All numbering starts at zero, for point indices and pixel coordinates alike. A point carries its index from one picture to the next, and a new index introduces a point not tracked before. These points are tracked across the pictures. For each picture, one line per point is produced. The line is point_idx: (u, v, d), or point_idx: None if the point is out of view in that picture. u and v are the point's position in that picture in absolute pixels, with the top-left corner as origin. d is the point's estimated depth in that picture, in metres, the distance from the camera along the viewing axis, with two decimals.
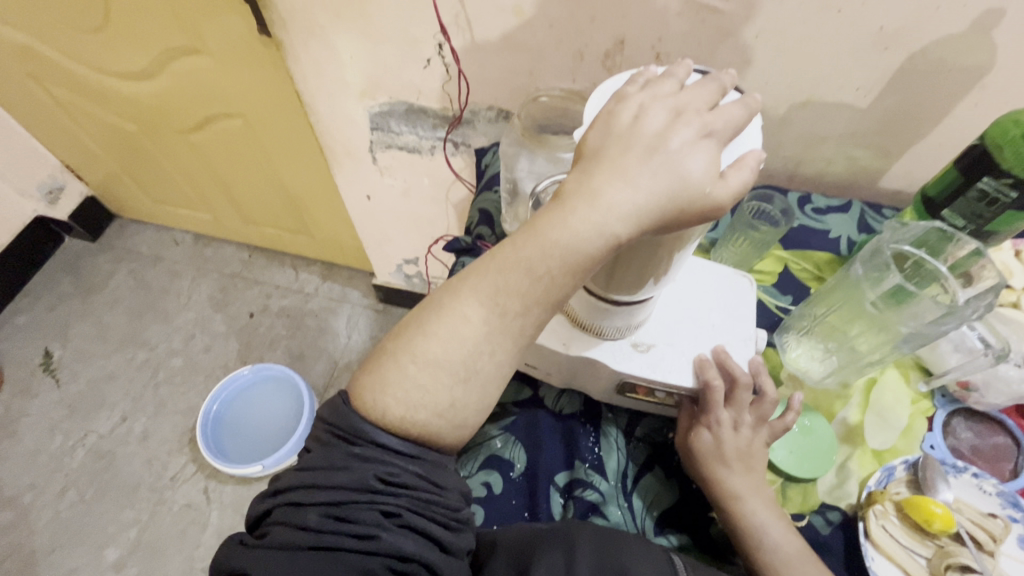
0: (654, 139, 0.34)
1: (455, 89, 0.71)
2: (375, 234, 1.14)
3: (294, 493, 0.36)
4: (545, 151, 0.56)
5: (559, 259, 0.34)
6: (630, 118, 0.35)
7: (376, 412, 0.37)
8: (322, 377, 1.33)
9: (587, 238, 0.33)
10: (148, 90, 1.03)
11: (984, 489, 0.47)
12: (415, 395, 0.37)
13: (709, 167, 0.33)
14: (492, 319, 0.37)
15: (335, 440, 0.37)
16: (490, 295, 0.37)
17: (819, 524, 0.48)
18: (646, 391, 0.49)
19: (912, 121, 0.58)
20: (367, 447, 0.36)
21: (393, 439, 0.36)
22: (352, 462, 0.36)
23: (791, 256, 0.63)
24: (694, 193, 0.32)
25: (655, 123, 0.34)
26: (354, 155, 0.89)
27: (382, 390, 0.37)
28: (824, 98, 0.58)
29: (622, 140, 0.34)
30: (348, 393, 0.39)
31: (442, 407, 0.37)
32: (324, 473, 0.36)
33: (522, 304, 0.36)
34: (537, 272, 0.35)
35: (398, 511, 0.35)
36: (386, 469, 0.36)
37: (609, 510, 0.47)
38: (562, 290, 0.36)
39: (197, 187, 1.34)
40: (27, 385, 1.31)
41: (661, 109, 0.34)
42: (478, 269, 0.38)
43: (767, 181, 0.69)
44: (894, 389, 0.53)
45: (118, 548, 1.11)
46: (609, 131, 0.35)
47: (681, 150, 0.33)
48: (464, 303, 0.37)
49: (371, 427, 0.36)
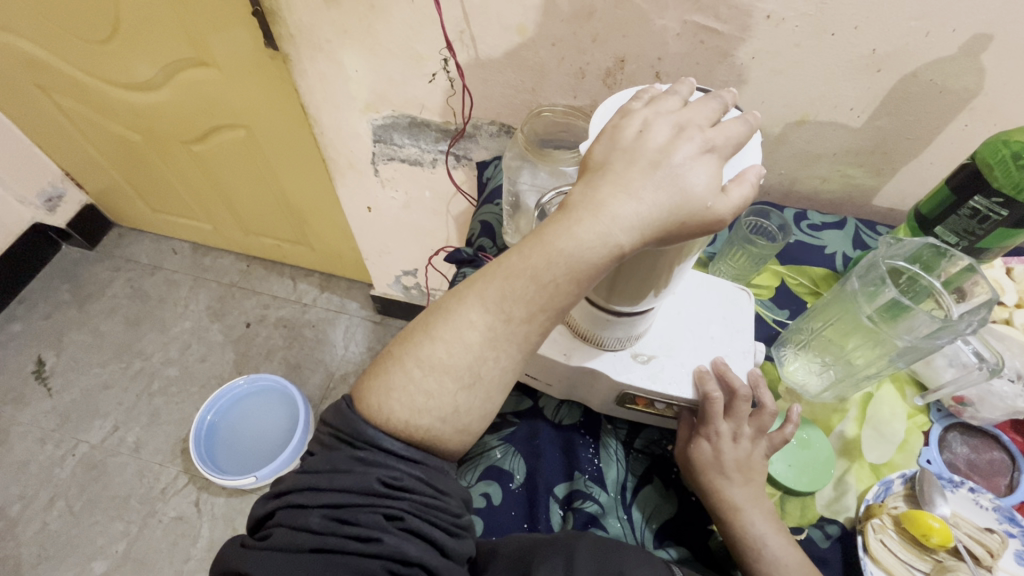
0: (657, 153, 0.34)
1: (458, 104, 0.72)
2: (375, 245, 1.14)
3: (297, 495, 0.36)
4: (547, 166, 0.57)
5: (565, 268, 0.35)
6: (634, 132, 0.36)
7: (380, 415, 0.37)
8: (318, 388, 1.32)
9: (592, 248, 0.34)
10: (152, 100, 1.04)
11: (980, 504, 0.48)
12: (420, 399, 0.37)
13: (711, 181, 0.33)
14: (498, 325, 0.37)
15: (338, 444, 0.38)
16: (494, 302, 0.37)
17: (818, 537, 0.48)
18: (646, 402, 0.49)
19: (903, 142, 0.60)
20: (370, 451, 0.36)
21: (396, 443, 0.37)
22: (355, 465, 0.36)
23: (787, 271, 0.64)
24: (696, 207, 0.33)
25: (658, 137, 0.35)
26: (356, 168, 0.90)
27: (386, 394, 0.37)
28: (819, 117, 0.59)
29: (627, 153, 0.35)
30: (352, 397, 0.39)
31: (446, 412, 0.37)
32: (328, 476, 0.36)
33: (526, 311, 0.37)
34: (543, 279, 0.36)
35: (400, 515, 0.35)
36: (389, 473, 0.36)
37: (609, 521, 0.47)
38: (566, 298, 0.36)
39: (197, 196, 1.35)
40: (19, 394, 1.30)
41: (665, 125, 0.35)
42: (483, 276, 0.39)
43: (763, 197, 0.70)
44: (889, 403, 0.54)
45: (106, 560, 1.09)
46: (615, 144, 0.36)
47: (684, 164, 0.34)
48: (470, 311, 0.38)
49: (374, 431, 0.37)
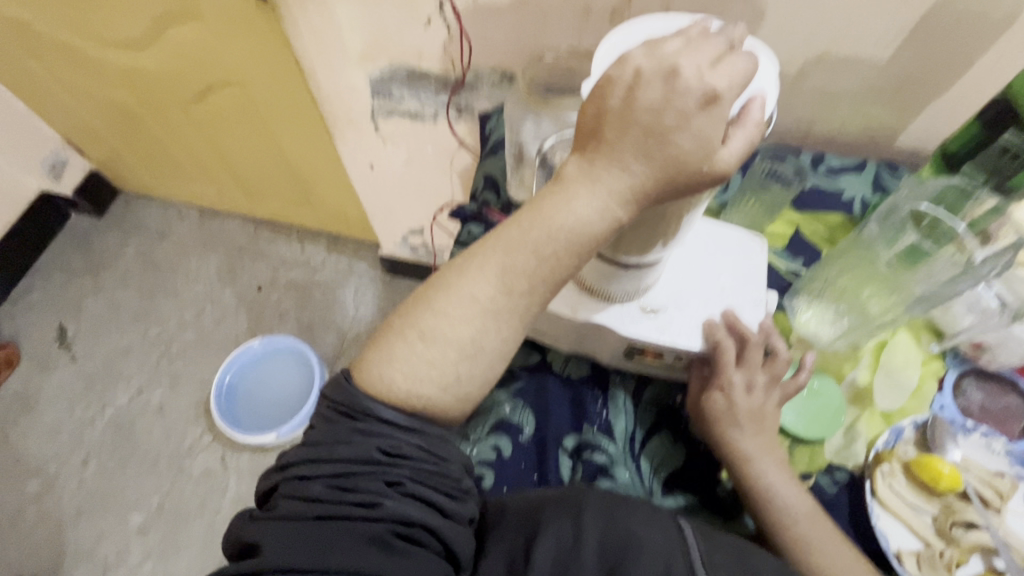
0: (649, 116, 0.32)
1: (457, 51, 0.69)
2: (380, 204, 1.12)
3: (299, 467, 0.36)
4: (550, 112, 0.55)
5: (565, 243, 0.35)
6: (624, 88, 0.33)
7: (380, 385, 0.37)
8: (332, 348, 1.35)
9: (594, 224, 0.35)
10: (144, 59, 1.01)
11: (993, 448, 0.48)
12: (422, 370, 0.37)
13: (704, 141, 0.32)
14: (499, 299, 0.37)
15: (338, 416, 0.38)
16: (494, 273, 0.37)
17: (826, 483, 0.48)
18: (655, 354, 0.48)
19: (931, 76, 0.56)
20: (368, 422, 0.37)
21: (394, 413, 0.37)
22: (356, 436, 0.36)
23: (802, 218, 0.61)
24: (692, 170, 0.32)
25: (650, 93, 0.32)
26: (356, 124, 0.88)
27: (388, 364, 0.38)
28: (841, 52, 0.55)
29: (619, 114, 0.33)
30: (351, 370, 0.40)
31: (447, 381, 0.37)
32: (329, 447, 0.36)
33: (528, 286, 0.37)
34: (544, 254, 0.36)
35: (400, 480, 0.36)
36: (387, 442, 0.36)
37: (617, 471, 0.48)
38: (566, 271, 0.36)
39: (199, 159, 1.33)
40: (45, 360, 1.34)
41: (656, 75, 0.32)
42: (483, 249, 0.38)
43: (778, 141, 0.67)
44: (904, 349, 0.53)
45: (142, 513, 1.15)
46: (605, 104, 0.33)
47: (679, 121, 0.32)
48: (470, 281, 0.37)
49: (372, 402, 0.37)
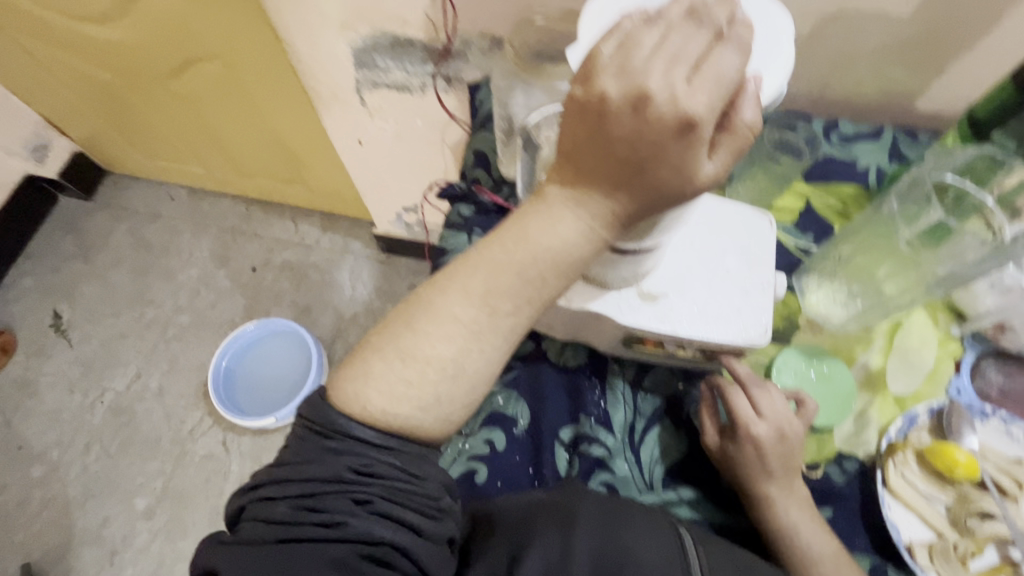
0: (625, 143, 0.29)
1: (441, 14, 0.64)
2: (371, 180, 1.08)
3: (266, 488, 0.34)
4: (542, 82, 0.52)
5: (549, 262, 0.33)
6: (596, 112, 0.29)
7: (357, 404, 0.34)
8: (330, 329, 1.33)
9: (576, 245, 0.33)
10: (116, 33, 0.95)
11: (1012, 434, 0.46)
12: (400, 387, 0.34)
13: (687, 167, 0.29)
14: (483, 318, 0.34)
15: (309, 434, 0.35)
16: (478, 293, 0.34)
17: (835, 473, 0.46)
18: (655, 343, 0.46)
19: (957, 33, 0.51)
20: (341, 440, 0.34)
21: (367, 430, 0.34)
22: (326, 455, 0.34)
23: (814, 190, 0.57)
24: (674, 194, 0.30)
25: (624, 121, 0.29)
26: (340, 97, 0.83)
27: (364, 384, 0.35)
28: (859, 7, 0.50)
29: (596, 140, 0.30)
30: (326, 387, 0.36)
31: (427, 402, 0.34)
32: (297, 467, 0.34)
33: (514, 305, 0.34)
34: (529, 275, 0.34)
35: (370, 499, 0.33)
36: (358, 460, 0.34)
37: (616, 463, 0.46)
38: (555, 290, 0.35)
39: (184, 137, 1.28)
40: (41, 346, 1.33)
41: (629, 90, 0.28)
42: (466, 261, 0.35)
43: (789, 106, 0.62)
44: (920, 329, 0.49)
45: (146, 497, 1.16)
46: (579, 128, 0.30)
47: (659, 144, 0.29)
48: (450, 299, 0.35)
49: (345, 420, 0.34)
